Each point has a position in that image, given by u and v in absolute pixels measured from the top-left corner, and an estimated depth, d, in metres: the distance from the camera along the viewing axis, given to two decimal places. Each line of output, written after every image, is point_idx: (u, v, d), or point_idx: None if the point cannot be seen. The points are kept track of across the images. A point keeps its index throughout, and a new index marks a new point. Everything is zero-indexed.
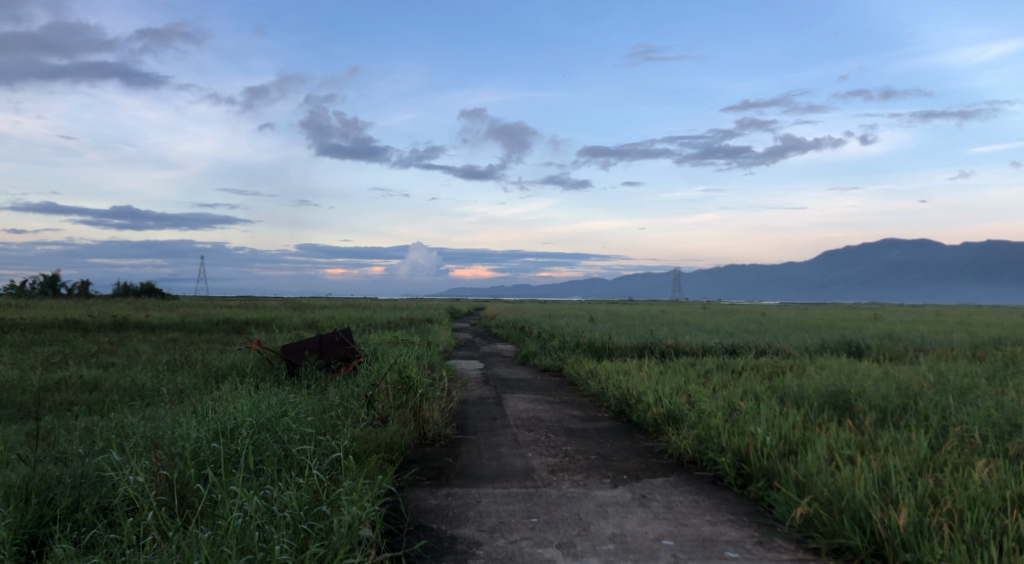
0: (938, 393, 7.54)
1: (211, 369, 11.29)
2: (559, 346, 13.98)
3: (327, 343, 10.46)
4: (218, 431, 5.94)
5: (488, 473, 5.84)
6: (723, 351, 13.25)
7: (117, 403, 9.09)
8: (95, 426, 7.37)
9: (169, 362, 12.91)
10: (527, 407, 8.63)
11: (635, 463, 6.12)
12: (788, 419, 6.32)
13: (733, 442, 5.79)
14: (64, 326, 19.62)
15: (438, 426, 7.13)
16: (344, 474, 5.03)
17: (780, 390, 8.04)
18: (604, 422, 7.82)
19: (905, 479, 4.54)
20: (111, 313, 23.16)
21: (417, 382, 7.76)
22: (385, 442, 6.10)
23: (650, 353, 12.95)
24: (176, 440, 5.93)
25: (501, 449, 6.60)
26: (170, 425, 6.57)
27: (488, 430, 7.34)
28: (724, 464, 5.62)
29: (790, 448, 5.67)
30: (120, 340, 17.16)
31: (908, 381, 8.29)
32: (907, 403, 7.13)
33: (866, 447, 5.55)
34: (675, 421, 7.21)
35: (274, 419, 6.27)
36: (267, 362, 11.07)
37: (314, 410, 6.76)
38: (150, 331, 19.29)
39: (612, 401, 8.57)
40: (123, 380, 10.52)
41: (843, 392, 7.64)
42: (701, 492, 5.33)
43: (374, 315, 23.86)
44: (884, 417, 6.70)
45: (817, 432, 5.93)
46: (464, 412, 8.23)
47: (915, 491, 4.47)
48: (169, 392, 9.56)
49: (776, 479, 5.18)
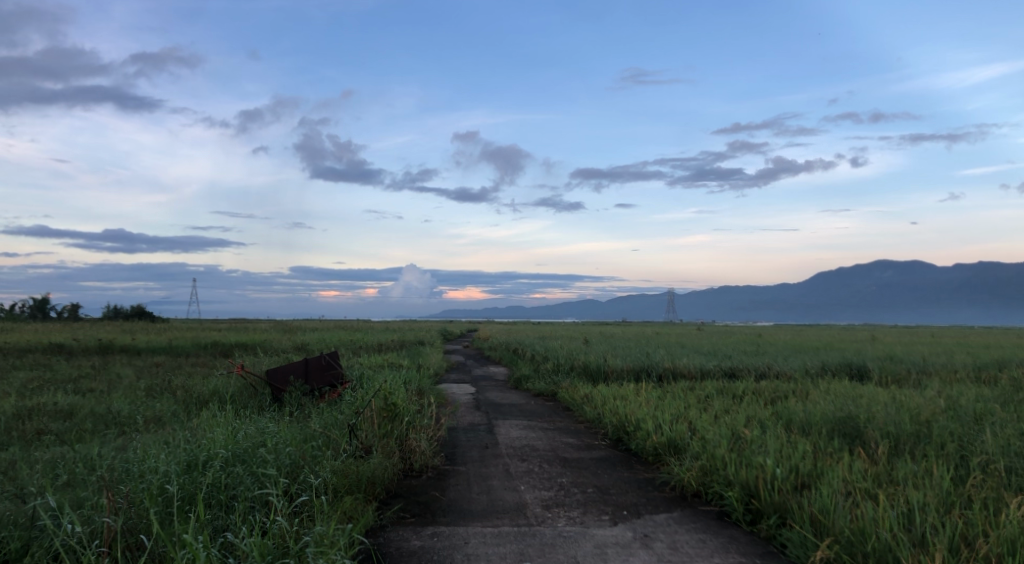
0: (951, 420, 7.18)
1: (192, 396, 10.82)
2: (554, 369, 13.60)
3: (313, 367, 10.04)
4: (188, 464, 5.53)
5: (477, 509, 5.43)
6: (721, 375, 12.87)
7: (90, 432, 8.63)
8: (61, 458, 6.91)
9: (150, 387, 12.45)
10: (520, 434, 8.22)
11: (635, 497, 5.71)
12: (798, 449, 5.95)
13: (741, 475, 5.40)
14: (48, 350, 19.09)
15: (425, 457, 6.73)
16: (318, 519, 4.63)
17: (786, 416, 7.68)
18: (600, 451, 7.43)
19: (932, 517, 4.17)
20: (97, 337, 22.64)
21: (403, 410, 7.37)
22: (366, 476, 5.68)
23: (646, 376, 12.59)
24: (142, 473, 5.51)
25: (492, 482, 6.18)
26: (141, 456, 6.14)
27: (479, 460, 6.92)
28: (731, 498, 5.23)
29: (802, 482, 5.30)
30: (103, 364, 16.66)
31: (919, 406, 7.92)
32: (919, 430, 6.77)
33: (884, 480, 5.18)
34: (675, 450, 6.84)
35: (249, 450, 5.86)
36: (251, 388, 10.63)
37: (292, 439, 6.35)
38: (136, 355, 18.80)
39: (609, 428, 8.17)
40: (99, 407, 10.01)
41: (851, 418, 7.28)
42: (707, 530, 4.93)
43: (365, 337, 23.36)
44: (898, 446, 6.32)
45: (830, 463, 5.55)
46: (453, 441, 7.82)
47: (943, 530, 4.12)
48: (146, 420, 9.11)
49: (789, 517, 4.81)
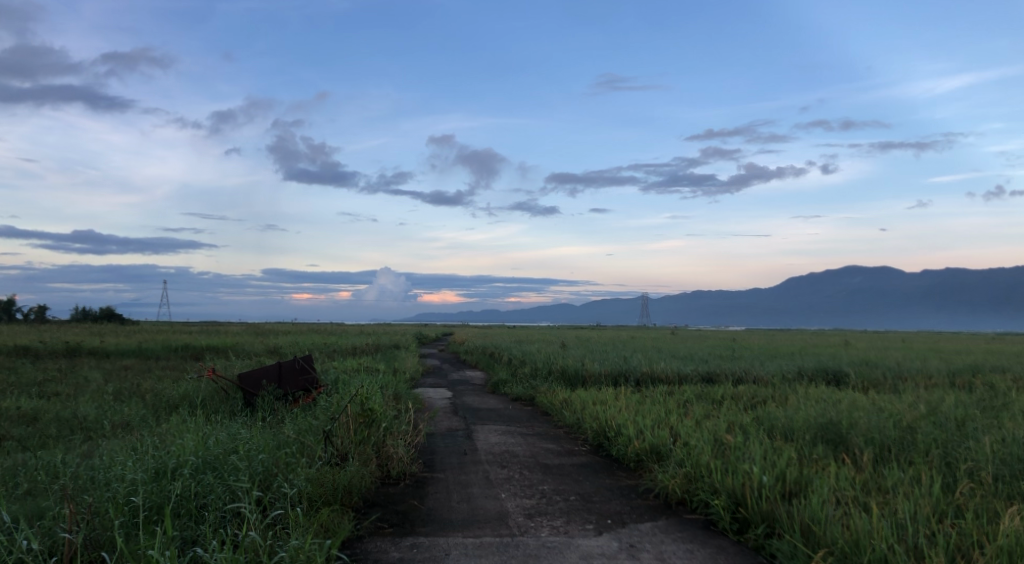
0: (933, 426, 7.15)
1: (161, 400, 10.49)
2: (532, 374, 13.44)
3: (287, 371, 9.78)
4: (157, 472, 5.30)
5: (458, 518, 5.26)
6: (699, 380, 12.82)
7: (54, 437, 8.31)
8: (22, 464, 6.62)
9: (118, 391, 12.09)
10: (499, 440, 8.07)
11: (618, 505, 5.58)
12: (783, 456, 5.87)
13: (727, 483, 5.30)
14: (12, 353, 18.53)
15: (403, 463, 6.55)
16: (292, 532, 4.44)
17: (768, 421, 7.61)
18: (581, 457, 7.29)
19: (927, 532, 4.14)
20: (63, 339, 22.08)
21: (380, 415, 7.16)
22: (342, 484, 5.48)
23: (625, 381, 12.50)
24: (107, 481, 5.28)
25: (472, 489, 6.01)
26: (106, 463, 5.89)
27: (458, 467, 6.75)
28: (718, 507, 5.13)
29: (789, 490, 5.22)
30: (70, 367, 16.20)
31: (899, 412, 7.90)
32: (902, 437, 6.74)
33: (872, 488, 5.13)
34: (658, 457, 6.73)
35: (220, 457, 5.64)
36: (223, 393, 10.32)
37: (265, 445, 6.13)
38: (104, 358, 18.32)
39: (589, 434, 8.05)
40: (64, 412, 9.66)
41: (833, 424, 7.23)
42: (694, 539, 4.84)
43: (339, 340, 23.04)
44: (882, 453, 6.28)
45: (816, 470, 5.47)
46: (431, 446, 7.64)
47: (939, 547, 4.05)
48: (113, 425, 8.80)
49: (777, 527, 4.73)
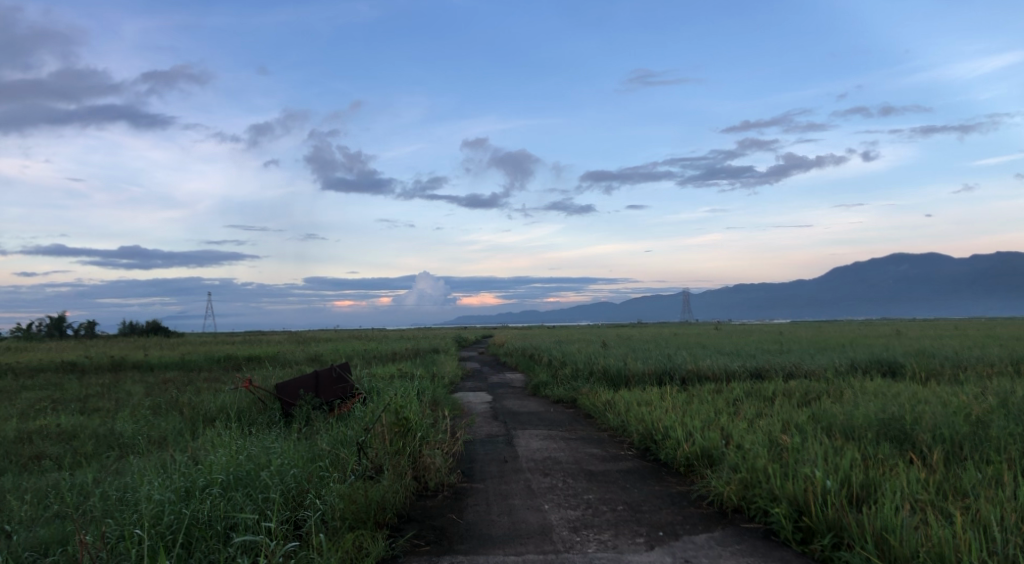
0: (1007, 419, 6.61)
1: (199, 414, 10.40)
2: (572, 375, 13.08)
3: (323, 380, 9.61)
4: (185, 492, 5.13)
5: (498, 533, 4.96)
6: (747, 375, 12.34)
7: (89, 456, 8.23)
8: (55, 485, 6.53)
9: (157, 405, 12.06)
10: (540, 445, 7.73)
11: (669, 515, 5.21)
12: (847, 457, 5.42)
13: (788, 489, 4.88)
14: (61, 369, 18.83)
15: (440, 474, 6.28)
16: None
17: (824, 419, 7.13)
18: (627, 462, 6.92)
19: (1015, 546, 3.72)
20: (109, 353, 22.44)
21: (416, 424, 6.86)
22: (375, 500, 5.23)
23: (669, 380, 12.07)
24: (135, 502, 5.13)
25: (513, 501, 5.70)
26: (136, 482, 5.75)
27: (498, 476, 6.45)
28: (778, 516, 4.72)
29: (856, 497, 4.78)
30: (114, 382, 16.34)
31: (966, 405, 7.34)
32: (974, 432, 6.20)
33: (950, 491, 4.66)
34: (709, 461, 6.34)
35: (251, 473, 5.44)
36: (260, 403, 10.20)
37: (298, 459, 5.91)
38: (148, 371, 18.50)
39: (635, 437, 7.66)
40: (102, 428, 9.61)
41: (896, 420, 6.74)
42: (754, 553, 4.46)
43: (377, 347, 22.96)
44: (954, 451, 5.79)
45: (885, 472, 5.01)
46: (471, 455, 7.34)
47: None
48: (150, 441, 8.71)
49: (846, 537, 4.32)
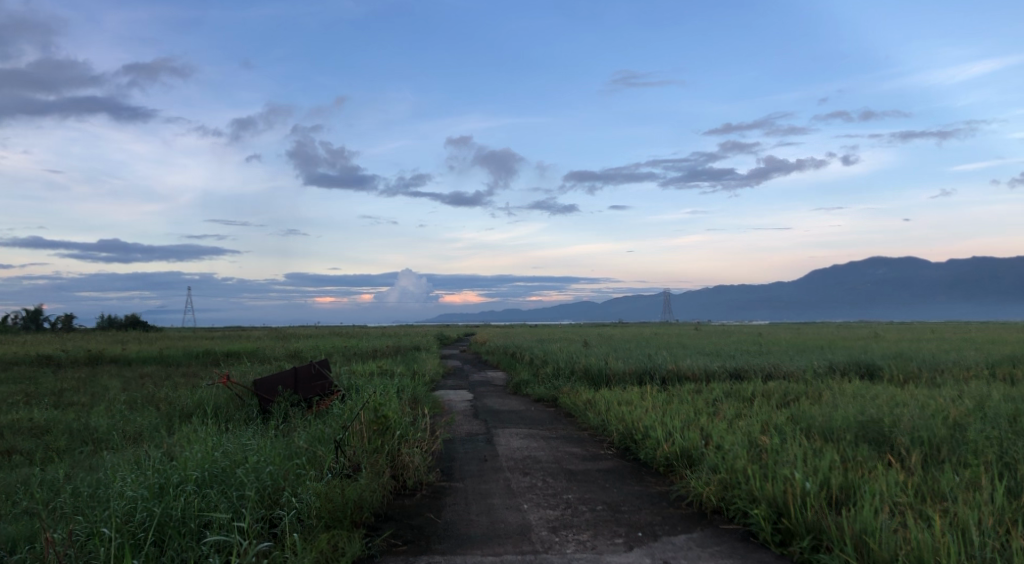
0: (984, 422, 6.67)
1: (175, 409, 10.25)
2: (554, 374, 13.06)
3: (302, 377, 9.49)
4: (160, 488, 5.03)
5: (476, 533, 4.91)
6: (727, 376, 12.39)
7: (62, 451, 8.07)
8: (25, 480, 6.40)
9: (132, 400, 11.88)
10: (520, 444, 7.69)
11: (649, 515, 5.20)
12: (826, 459, 5.43)
13: (767, 490, 4.88)
14: (36, 362, 18.51)
15: (419, 473, 6.23)
16: None
17: (804, 420, 7.16)
18: (607, 462, 6.90)
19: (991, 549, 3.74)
20: (86, 347, 22.10)
21: (395, 422, 6.79)
22: (353, 499, 5.16)
23: (649, 380, 12.08)
24: (107, 499, 5.03)
25: (492, 500, 5.66)
26: (108, 478, 5.64)
27: (477, 475, 6.40)
28: (758, 517, 4.72)
29: (835, 499, 4.79)
30: (90, 376, 16.06)
31: (944, 408, 7.40)
32: (952, 434, 6.26)
33: (928, 494, 4.68)
34: (688, 461, 6.33)
35: (227, 470, 5.36)
36: (238, 399, 10.07)
37: (275, 456, 5.83)
38: (125, 366, 18.24)
39: (615, 437, 7.65)
40: (75, 423, 9.44)
41: (875, 422, 6.77)
42: (733, 554, 4.46)
43: (359, 343, 22.80)
44: (931, 453, 5.83)
45: (864, 474, 5.02)
46: (450, 453, 7.29)
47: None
48: (125, 437, 8.56)
49: (825, 539, 4.33)
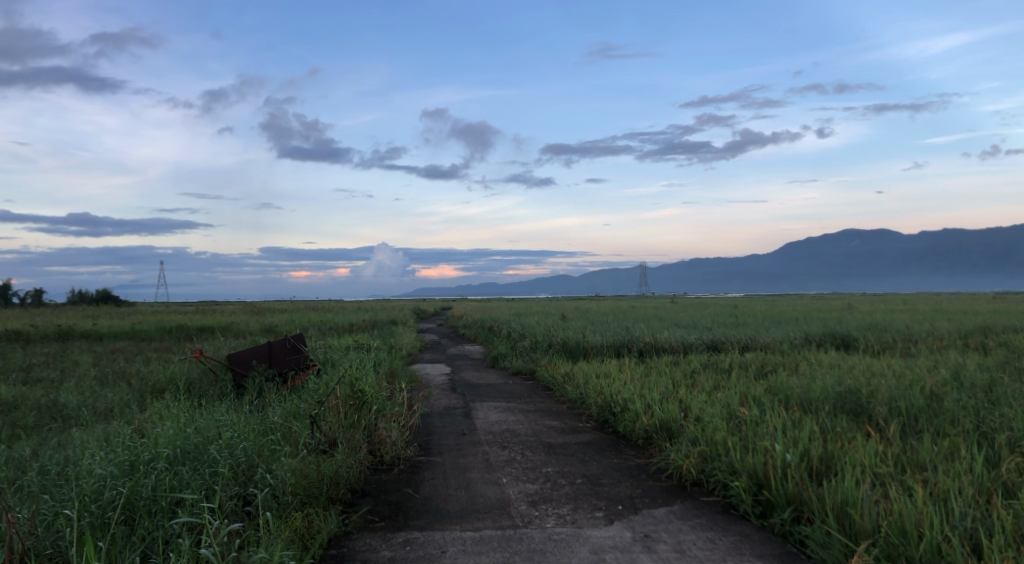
0: (961, 393, 6.72)
1: (148, 384, 10.04)
2: (532, 347, 13.02)
3: (277, 350, 9.32)
4: (129, 466, 4.88)
5: (455, 508, 4.83)
6: (704, 348, 12.43)
7: (30, 428, 7.87)
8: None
9: (103, 376, 11.63)
10: (498, 418, 7.63)
11: (629, 488, 5.16)
12: (805, 430, 5.42)
13: (748, 462, 4.86)
14: (4, 337, 18.10)
15: (396, 448, 6.13)
16: (268, 544, 4.03)
17: (782, 391, 7.17)
18: (586, 435, 6.87)
19: (972, 521, 3.74)
20: (56, 322, 21.64)
21: (371, 397, 6.67)
22: (328, 476, 5.06)
23: (627, 352, 12.08)
24: (75, 476, 4.87)
25: (471, 474, 5.58)
26: (77, 455, 5.48)
27: (456, 450, 6.32)
28: (738, 489, 4.70)
29: (815, 470, 4.78)
30: (60, 351, 15.72)
31: (920, 378, 7.46)
32: (930, 404, 6.30)
33: (907, 465, 4.69)
34: (668, 433, 6.31)
35: (200, 447, 5.22)
36: (211, 374, 9.88)
37: (249, 431, 5.69)
38: (97, 341, 17.91)
39: (593, 410, 7.61)
40: (44, 399, 9.21)
41: (853, 393, 6.79)
42: (715, 526, 4.43)
43: (336, 317, 22.60)
44: (909, 423, 5.87)
45: (843, 445, 5.02)
46: (428, 428, 7.21)
47: (988, 539, 3.65)
48: (96, 413, 8.37)
49: (806, 511, 4.32)
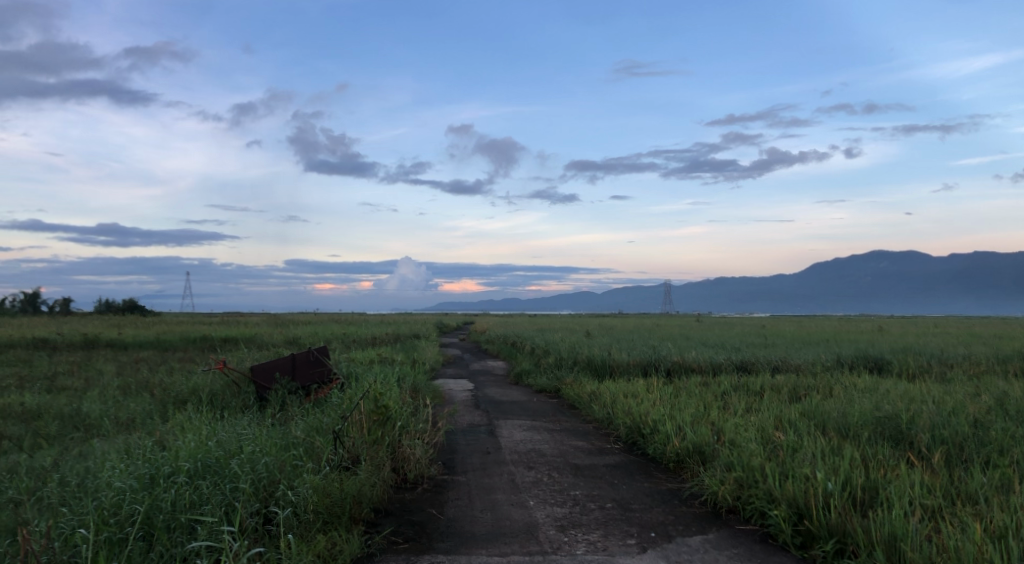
0: (1006, 421, 6.43)
1: (171, 395, 10.00)
2: (556, 364, 12.83)
3: (300, 363, 9.23)
4: (149, 479, 4.78)
5: (482, 530, 4.67)
6: (732, 368, 12.15)
7: (52, 438, 7.84)
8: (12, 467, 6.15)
9: (126, 386, 11.63)
10: (524, 437, 7.45)
11: (661, 514, 4.96)
12: (846, 457, 5.18)
13: (788, 490, 4.64)
14: (33, 345, 18.29)
15: (420, 465, 5.99)
16: None
17: (818, 415, 6.92)
18: (614, 456, 6.67)
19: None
20: (83, 331, 21.87)
21: (395, 412, 6.53)
22: (351, 494, 4.92)
23: (654, 371, 11.83)
24: (95, 489, 4.79)
25: (496, 495, 5.42)
26: (97, 467, 5.40)
27: (481, 469, 6.16)
28: (777, 518, 4.48)
29: (858, 500, 4.55)
30: (86, 360, 15.82)
31: (962, 405, 7.16)
32: (974, 432, 6.02)
33: (958, 497, 4.44)
34: (700, 456, 6.09)
35: (221, 461, 5.10)
36: (234, 386, 9.81)
37: (271, 445, 5.57)
38: (123, 350, 18.03)
39: (621, 430, 7.40)
40: (67, 408, 9.19)
41: (892, 419, 6.53)
42: (753, 558, 4.22)
43: (359, 331, 22.59)
44: (954, 452, 5.60)
45: (888, 474, 4.77)
46: (452, 445, 7.05)
47: None
48: (118, 423, 8.32)
49: (851, 544, 4.09)
